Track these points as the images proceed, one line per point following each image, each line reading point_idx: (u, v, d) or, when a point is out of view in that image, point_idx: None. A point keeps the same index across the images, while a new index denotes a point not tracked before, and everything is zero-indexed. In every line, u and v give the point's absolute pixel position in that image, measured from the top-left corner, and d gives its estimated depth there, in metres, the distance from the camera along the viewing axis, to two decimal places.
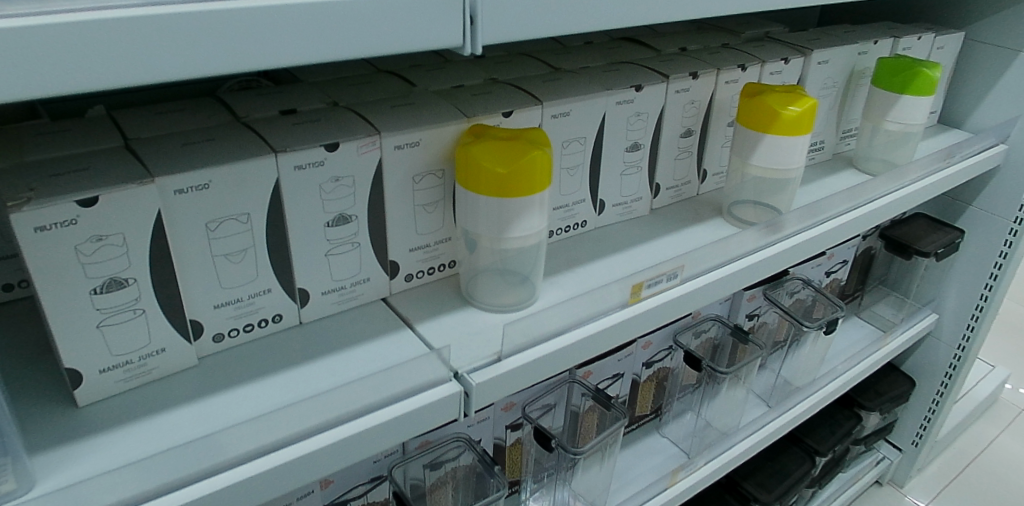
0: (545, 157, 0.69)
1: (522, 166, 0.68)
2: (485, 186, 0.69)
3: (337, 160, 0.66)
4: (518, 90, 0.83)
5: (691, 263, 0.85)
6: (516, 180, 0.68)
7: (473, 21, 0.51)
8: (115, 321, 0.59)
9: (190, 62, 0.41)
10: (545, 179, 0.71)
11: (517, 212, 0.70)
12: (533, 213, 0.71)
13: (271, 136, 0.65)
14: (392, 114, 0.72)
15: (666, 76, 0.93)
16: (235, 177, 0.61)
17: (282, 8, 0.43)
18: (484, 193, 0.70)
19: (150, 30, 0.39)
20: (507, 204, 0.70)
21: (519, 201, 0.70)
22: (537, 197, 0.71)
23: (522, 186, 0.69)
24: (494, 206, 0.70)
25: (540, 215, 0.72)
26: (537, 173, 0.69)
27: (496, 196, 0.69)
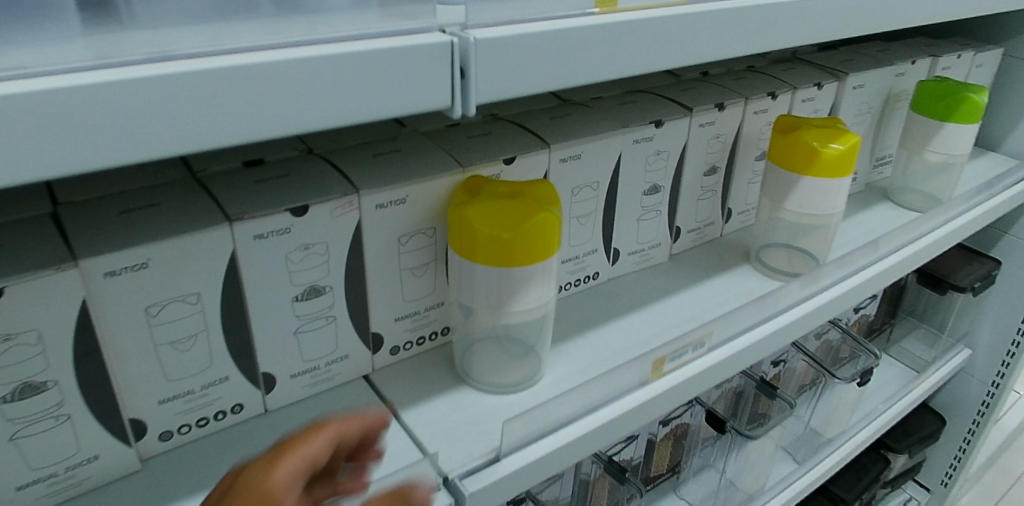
0: (554, 217, 0.58)
1: (527, 230, 0.57)
2: (482, 252, 0.58)
3: (306, 225, 0.56)
4: (522, 129, 0.72)
5: (719, 328, 0.74)
6: (519, 246, 0.58)
7: (464, 73, 0.41)
8: (33, 430, 0.49)
9: (80, 151, 0.31)
10: (553, 243, 0.60)
11: (520, 282, 0.60)
12: (539, 282, 0.61)
13: (228, 198, 0.55)
14: (374, 165, 0.61)
15: (690, 109, 0.82)
16: (180, 252, 0.51)
17: (207, 73, 0.33)
18: (481, 260, 0.59)
19: (22, 112, 0.29)
20: (510, 273, 0.59)
21: (523, 270, 0.59)
22: (544, 264, 0.60)
23: (527, 253, 0.58)
24: (494, 277, 0.60)
25: (548, 283, 0.62)
26: (545, 237, 0.58)
27: (496, 264, 0.59)
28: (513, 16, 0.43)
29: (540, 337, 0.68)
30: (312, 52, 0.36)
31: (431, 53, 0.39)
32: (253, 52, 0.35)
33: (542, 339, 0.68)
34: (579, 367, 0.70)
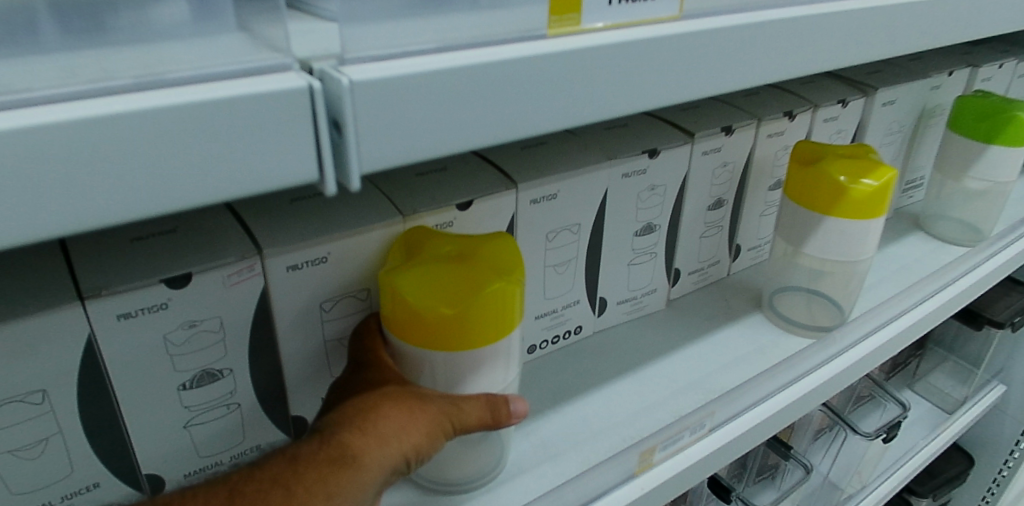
0: (514, 286, 0.46)
1: (479, 306, 0.44)
2: (422, 332, 0.46)
3: (188, 299, 0.44)
4: (484, 162, 0.60)
5: (721, 406, 0.63)
6: (469, 325, 0.45)
7: (341, 127, 0.28)
8: None
9: None
10: (512, 316, 0.47)
11: (470, 369, 0.48)
12: (494, 366, 0.49)
13: (86, 264, 0.42)
14: (290, 214, 0.49)
15: (691, 134, 0.70)
16: (12, 343, 0.39)
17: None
18: (421, 341, 0.46)
19: None
20: (457, 358, 0.47)
21: (469, 354, 0.47)
22: (496, 346, 0.47)
23: (479, 332, 0.46)
24: (438, 366, 0.47)
25: (506, 364, 0.50)
26: (501, 312, 0.46)
27: (439, 347, 0.46)
28: (424, 44, 0.31)
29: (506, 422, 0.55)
30: (92, 109, 0.23)
31: (287, 104, 0.27)
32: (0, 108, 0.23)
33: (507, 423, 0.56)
34: (550, 454, 0.58)
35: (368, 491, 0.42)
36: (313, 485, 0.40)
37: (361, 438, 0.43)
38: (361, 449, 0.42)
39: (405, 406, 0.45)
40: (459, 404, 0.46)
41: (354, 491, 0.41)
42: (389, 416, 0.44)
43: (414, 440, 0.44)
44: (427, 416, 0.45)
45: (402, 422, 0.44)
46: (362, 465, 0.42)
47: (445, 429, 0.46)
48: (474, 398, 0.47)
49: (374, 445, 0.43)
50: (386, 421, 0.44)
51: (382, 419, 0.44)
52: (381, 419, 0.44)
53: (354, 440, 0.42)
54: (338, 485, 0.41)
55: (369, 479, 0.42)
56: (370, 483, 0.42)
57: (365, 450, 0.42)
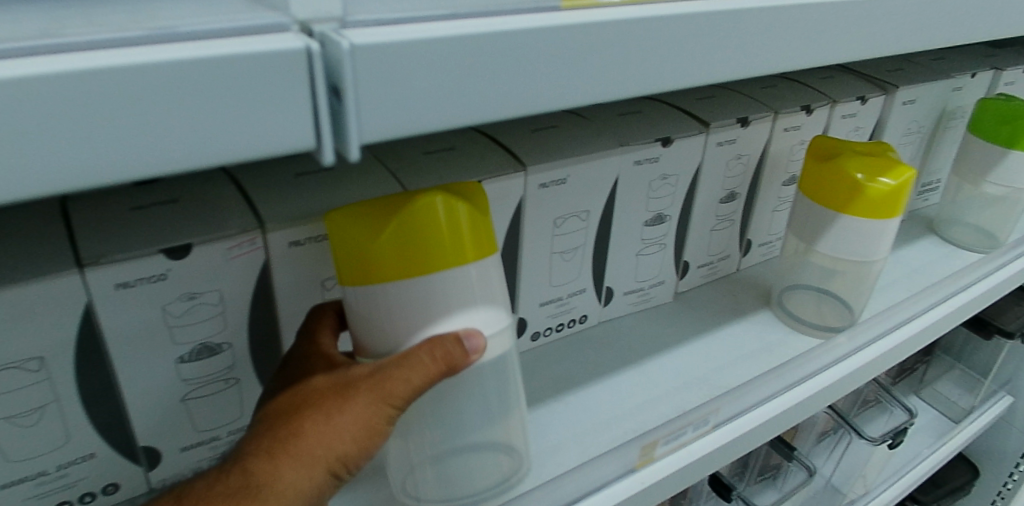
0: (448, 202, 0.40)
1: (402, 219, 0.40)
2: (355, 262, 0.42)
3: (188, 271, 0.43)
4: (494, 144, 0.59)
5: (727, 403, 0.62)
6: (396, 245, 0.41)
7: (340, 94, 0.27)
8: None
9: None
10: (457, 243, 0.42)
11: (413, 316, 0.42)
12: (444, 317, 0.43)
13: (87, 231, 0.42)
14: (295, 189, 0.48)
15: (706, 124, 0.69)
16: (10, 308, 0.39)
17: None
18: (358, 276, 0.42)
19: None
20: (393, 293, 0.42)
21: (404, 285, 0.42)
22: (437, 278, 0.42)
23: (412, 256, 0.41)
24: (378, 326, 0.43)
25: (466, 317, 0.43)
26: (436, 232, 0.41)
27: (373, 278, 0.42)
28: (429, 12, 0.30)
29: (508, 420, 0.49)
30: (87, 63, 0.23)
31: (289, 66, 0.26)
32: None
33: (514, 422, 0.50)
34: (550, 445, 0.57)
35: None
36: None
37: (271, 461, 0.40)
38: (272, 473, 0.40)
39: (322, 413, 0.41)
40: (384, 387, 0.41)
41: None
42: (303, 430, 0.41)
43: (338, 448, 0.41)
44: (348, 417, 0.41)
45: (320, 431, 0.41)
46: (277, 488, 0.40)
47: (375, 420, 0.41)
48: (411, 362, 0.41)
49: (288, 466, 0.40)
50: (303, 436, 0.41)
51: (297, 435, 0.41)
52: (297, 434, 0.41)
53: (264, 464, 0.40)
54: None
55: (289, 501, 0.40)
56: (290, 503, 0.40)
57: (277, 472, 0.40)
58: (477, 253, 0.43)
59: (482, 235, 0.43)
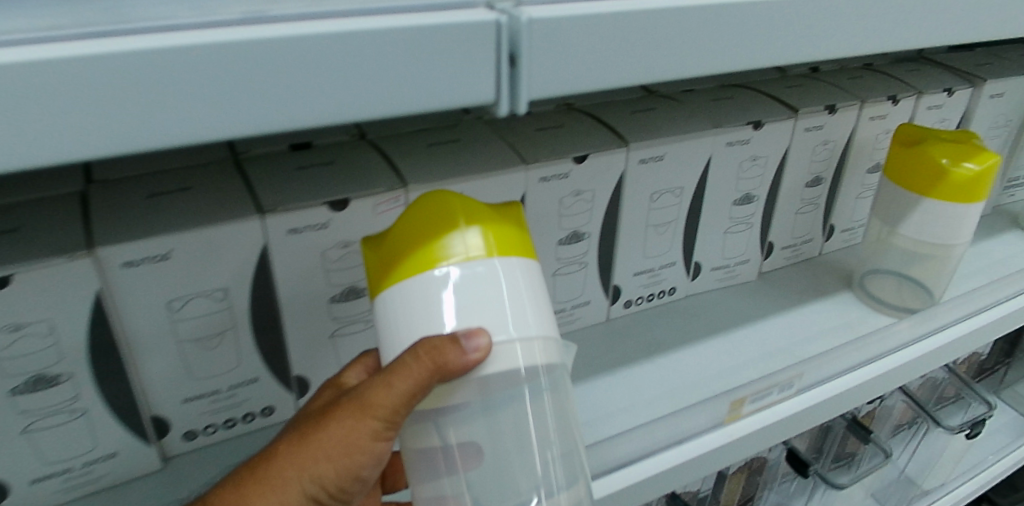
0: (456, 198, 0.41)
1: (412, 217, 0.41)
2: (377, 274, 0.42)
3: (346, 221, 0.50)
4: (597, 123, 0.64)
5: (810, 369, 0.66)
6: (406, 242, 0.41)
7: (515, 61, 0.33)
8: (46, 423, 0.46)
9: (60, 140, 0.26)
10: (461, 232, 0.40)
11: (418, 317, 0.39)
12: (450, 314, 0.39)
13: (264, 186, 0.50)
14: (428, 157, 0.55)
15: (795, 110, 0.72)
16: (208, 243, 0.46)
17: (188, 50, 0.27)
18: (379, 288, 0.42)
19: None
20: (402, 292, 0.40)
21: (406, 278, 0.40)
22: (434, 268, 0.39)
23: (422, 249, 0.40)
24: (386, 345, 0.41)
25: (477, 313, 0.39)
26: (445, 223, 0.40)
27: (389, 282, 0.41)
28: None
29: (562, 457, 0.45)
30: (339, 26, 0.30)
31: (480, 35, 0.32)
32: (18, 45, 0.25)
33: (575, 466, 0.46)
34: (644, 398, 0.62)
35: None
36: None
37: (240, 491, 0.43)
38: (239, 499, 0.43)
39: (296, 439, 0.44)
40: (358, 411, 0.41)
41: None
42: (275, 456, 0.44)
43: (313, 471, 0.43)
44: (320, 443, 0.43)
45: (292, 457, 0.43)
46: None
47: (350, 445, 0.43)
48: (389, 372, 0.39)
49: (255, 494, 0.43)
50: (277, 463, 0.43)
51: (270, 464, 0.44)
52: (271, 463, 0.44)
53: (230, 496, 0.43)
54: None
55: None
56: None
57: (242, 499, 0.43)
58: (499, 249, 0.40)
59: (509, 237, 0.42)
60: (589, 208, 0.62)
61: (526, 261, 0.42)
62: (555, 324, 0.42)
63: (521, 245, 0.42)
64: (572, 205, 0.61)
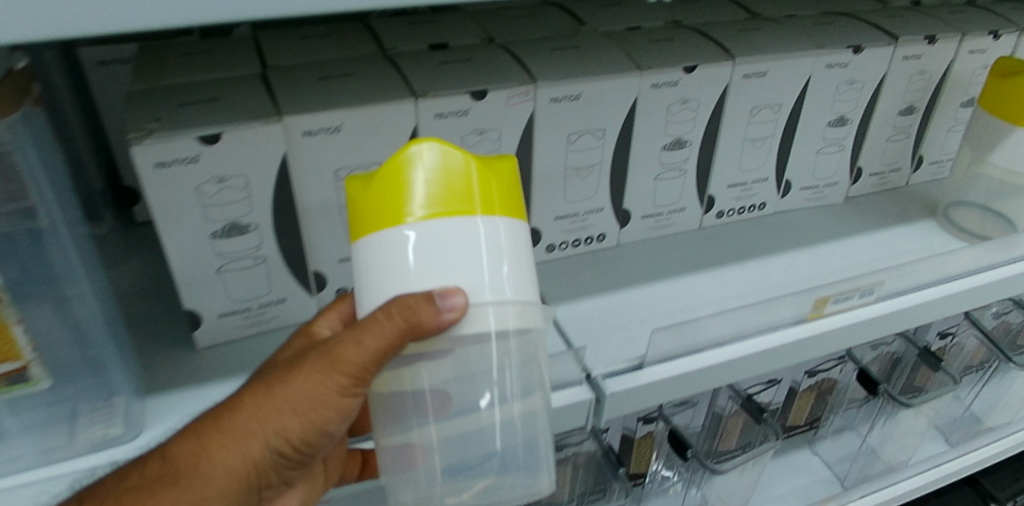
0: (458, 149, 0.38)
1: (405, 160, 0.38)
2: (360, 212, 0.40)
3: (484, 110, 0.57)
4: (705, 38, 0.68)
5: (893, 277, 0.70)
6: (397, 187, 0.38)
7: None
8: (234, 266, 0.55)
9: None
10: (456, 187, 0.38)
11: (401, 270, 0.39)
12: (433, 272, 0.38)
13: (414, 77, 0.57)
14: (553, 60, 0.61)
15: (895, 38, 0.74)
16: (370, 121, 0.54)
17: None
18: (362, 226, 0.40)
19: None
20: (387, 242, 0.39)
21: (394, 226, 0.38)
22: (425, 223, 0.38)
23: (413, 198, 0.38)
24: (364, 292, 0.41)
25: (459, 274, 0.38)
26: (444, 176, 0.38)
27: (375, 227, 0.39)
28: None
29: (524, 414, 0.44)
30: None
31: None
32: None
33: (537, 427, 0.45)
34: (732, 295, 0.68)
35: (223, 484, 0.46)
36: (142, 500, 0.44)
37: (206, 440, 0.45)
38: (201, 449, 0.45)
39: (261, 390, 0.45)
40: (329, 370, 0.42)
41: (201, 491, 0.45)
42: (240, 406, 0.45)
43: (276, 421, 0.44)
44: (285, 393, 0.44)
45: (256, 407, 0.45)
46: (206, 465, 0.45)
47: (316, 402, 0.44)
48: (365, 325, 0.39)
49: (217, 442, 0.45)
50: (241, 411, 0.45)
51: (233, 413, 0.45)
52: (234, 413, 0.45)
53: (189, 446, 0.45)
54: (175, 495, 0.44)
55: (215, 475, 0.45)
56: (223, 476, 0.46)
57: (204, 449, 0.45)
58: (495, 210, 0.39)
59: (504, 196, 0.40)
60: (693, 118, 0.67)
61: (517, 223, 0.41)
62: (536, 287, 0.42)
63: (514, 205, 0.41)
64: (679, 113, 0.66)
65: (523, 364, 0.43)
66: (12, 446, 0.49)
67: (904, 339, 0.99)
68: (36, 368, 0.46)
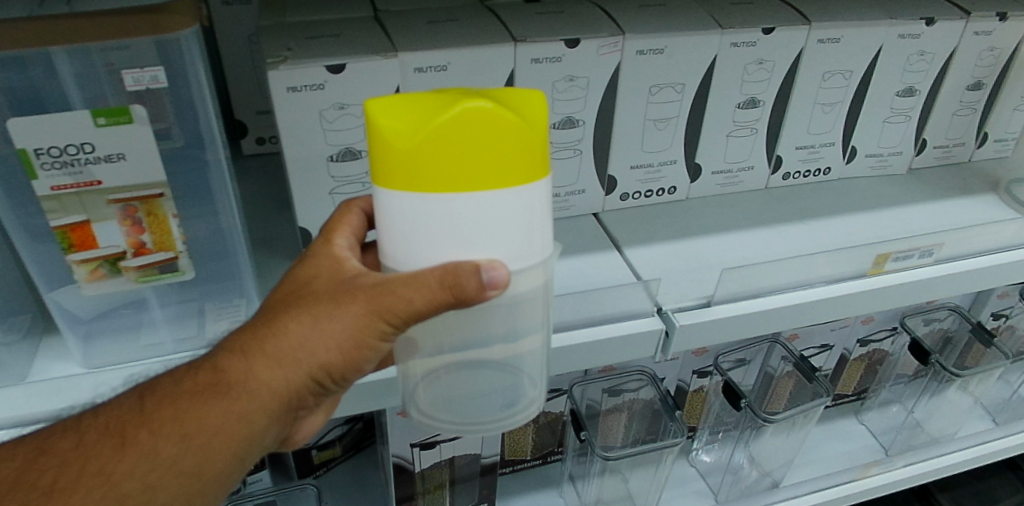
0: (499, 110, 0.37)
1: (439, 126, 0.37)
2: (389, 162, 0.39)
3: (575, 57, 0.62)
4: (783, 4, 0.71)
5: (953, 242, 0.72)
6: (431, 151, 0.37)
7: None
8: (345, 189, 0.61)
9: None
10: (492, 162, 0.38)
11: (438, 235, 0.40)
12: (473, 241, 0.40)
13: (513, 24, 0.62)
14: (640, 15, 0.65)
15: (968, 12, 0.75)
16: (472, 61, 0.59)
17: None
18: (389, 178, 0.39)
19: None
20: (425, 207, 0.39)
21: (433, 199, 0.39)
22: (462, 201, 0.39)
23: (452, 165, 0.38)
24: (399, 243, 0.41)
25: (495, 243, 0.40)
26: (485, 142, 0.38)
27: (405, 186, 0.39)
28: None
29: (514, 355, 0.47)
30: None
31: None
32: None
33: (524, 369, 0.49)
34: (794, 248, 0.72)
35: (269, 402, 0.45)
36: (196, 409, 0.44)
37: (252, 357, 0.44)
38: (250, 367, 0.44)
39: (311, 314, 0.44)
40: (378, 299, 0.42)
41: (248, 407, 0.45)
42: (287, 329, 0.44)
43: (324, 352, 0.44)
44: (338, 325, 0.44)
45: (306, 332, 0.44)
46: (254, 382, 0.45)
47: (360, 330, 0.44)
48: (417, 285, 0.41)
49: (264, 363, 0.44)
50: (289, 334, 0.44)
51: (280, 334, 0.44)
52: (280, 333, 0.44)
53: (238, 363, 0.44)
54: (223, 405, 0.44)
55: (261, 394, 0.45)
56: (267, 393, 0.45)
57: (252, 369, 0.44)
58: (529, 173, 0.40)
59: (535, 156, 0.40)
60: (767, 78, 0.70)
61: (543, 180, 0.41)
62: (553, 238, 0.44)
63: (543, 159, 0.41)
64: (755, 73, 0.69)
65: (524, 312, 0.45)
66: (155, 333, 0.56)
67: (957, 317, 1.02)
68: (184, 260, 0.52)
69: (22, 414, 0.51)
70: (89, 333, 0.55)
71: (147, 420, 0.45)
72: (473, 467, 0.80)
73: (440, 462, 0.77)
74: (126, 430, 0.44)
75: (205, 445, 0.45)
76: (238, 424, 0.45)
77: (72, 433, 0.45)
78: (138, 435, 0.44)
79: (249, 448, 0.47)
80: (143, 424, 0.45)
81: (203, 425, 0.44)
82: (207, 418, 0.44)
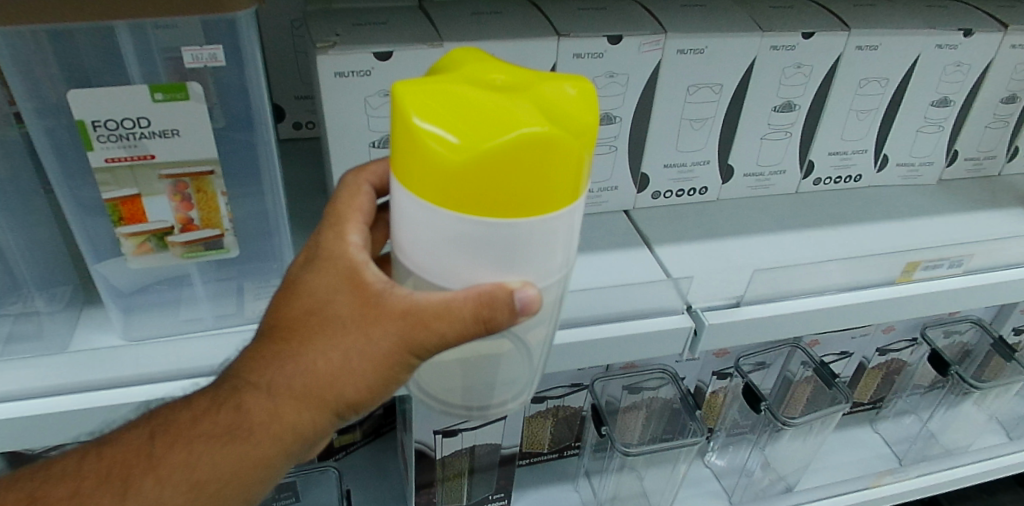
0: (558, 135, 0.33)
1: (487, 150, 0.33)
2: (429, 178, 0.35)
3: (617, 54, 0.62)
4: (823, 9, 0.71)
5: (984, 254, 0.72)
6: (475, 176, 0.34)
7: None
8: None
9: None
10: (539, 188, 0.35)
11: (474, 256, 0.37)
12: (505, 263, 0.38)
13: (556, 19, 0.62)
14: (681, 15, 0.66)
15: (1006, 25, 0.75)
16: (514, 53, 0.59)
17: None
18: (422, 190, 0.35)
19: None
20: (467, 230, 0.36)
21: (469, 223, 0.35)
22: (500, 229, 0.36)
23: (501, 192, 0.34)
24: (426, 257, 0.38)
25: (526, 263, 0.38)
26: (541, 171, 0.34)
27: (440, 202, 0.35)
28: None
29: (522, 349, 0.46)
30: None
31: None
32: None
33: (528, 362, 0.48)
34: (823, 253, 0.72)
35: (289, 442, 0.45)
36: (209, 457, 0.44)
37: (271, 400, 0.43)
38: (267, 409, 0.43)
39: (331, 350, 0.42)
40: (407, 335, 0.40)
41: (266, 450, 0.45)
42: (307, 366, 0.43)
43: (345, 389, 0.43)
44: (360, 362, 0.42)
45: (326, 368, 0.42)
46: (271, 425, 0.44)
47: (390, 366, 0.42)
48: (450, 318, 0.38)
49: (280, 405, 0.43)
50: (308, 372, 0.43)
51: (298, 373, 0.43)
52: (298, 372, 0.43)
53: (253, 407, 0.43)
54: (242, 450, 0.44)
55: (280, 434, 0.44)
56: (288, 436, 0.44)
57: (269, 413, 0.43)
58: (576, 190, 0.37)
59: (581, 175, 0.37)
60: (804, 83, 0.71)
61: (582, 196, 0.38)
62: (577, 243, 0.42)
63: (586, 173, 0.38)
64: (792, 76, 0.70)
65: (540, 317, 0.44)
66: (196, 308, 0.57)
67: (978, 331, 1.01)
68: (229, 237, 0.54)
69: (66, 384, 0.51)
70: (131, 307, 0.56)
71: (155, 467, 0.45)
72: (492, 457, 0.81)
73: (460, 451, 0.78)
74: (133, 475, 0.45)
75: (221, 488, 0.45)
76: (255, 465, 0.45)
77: (72, 477, 0.46)
78: (147, 482, 0.45)
79: (269, 480, 0.47)
80: (151, 470, 0.45)
81: (217, 471, 0.45)
82: (222, 464, 0.44)
